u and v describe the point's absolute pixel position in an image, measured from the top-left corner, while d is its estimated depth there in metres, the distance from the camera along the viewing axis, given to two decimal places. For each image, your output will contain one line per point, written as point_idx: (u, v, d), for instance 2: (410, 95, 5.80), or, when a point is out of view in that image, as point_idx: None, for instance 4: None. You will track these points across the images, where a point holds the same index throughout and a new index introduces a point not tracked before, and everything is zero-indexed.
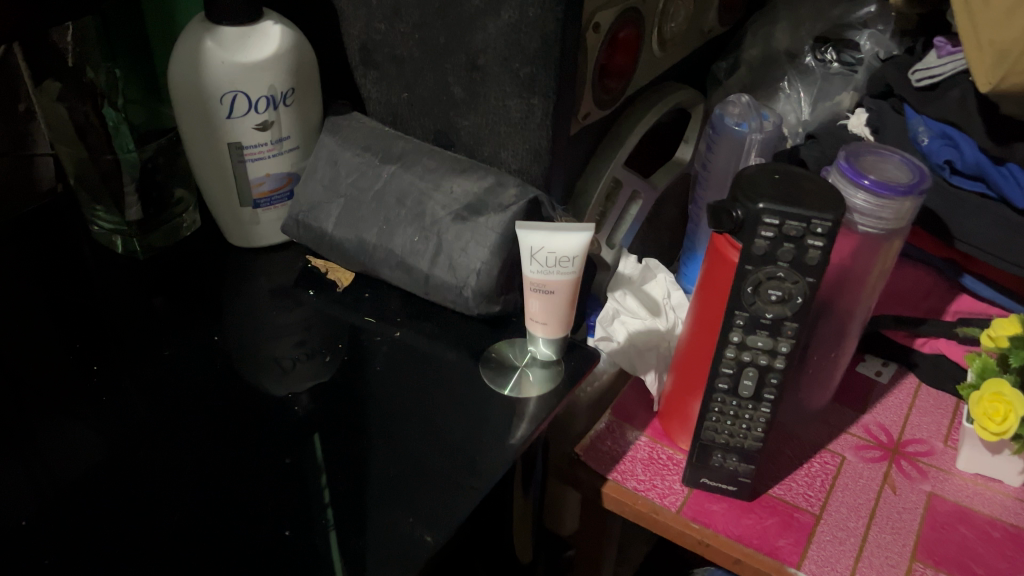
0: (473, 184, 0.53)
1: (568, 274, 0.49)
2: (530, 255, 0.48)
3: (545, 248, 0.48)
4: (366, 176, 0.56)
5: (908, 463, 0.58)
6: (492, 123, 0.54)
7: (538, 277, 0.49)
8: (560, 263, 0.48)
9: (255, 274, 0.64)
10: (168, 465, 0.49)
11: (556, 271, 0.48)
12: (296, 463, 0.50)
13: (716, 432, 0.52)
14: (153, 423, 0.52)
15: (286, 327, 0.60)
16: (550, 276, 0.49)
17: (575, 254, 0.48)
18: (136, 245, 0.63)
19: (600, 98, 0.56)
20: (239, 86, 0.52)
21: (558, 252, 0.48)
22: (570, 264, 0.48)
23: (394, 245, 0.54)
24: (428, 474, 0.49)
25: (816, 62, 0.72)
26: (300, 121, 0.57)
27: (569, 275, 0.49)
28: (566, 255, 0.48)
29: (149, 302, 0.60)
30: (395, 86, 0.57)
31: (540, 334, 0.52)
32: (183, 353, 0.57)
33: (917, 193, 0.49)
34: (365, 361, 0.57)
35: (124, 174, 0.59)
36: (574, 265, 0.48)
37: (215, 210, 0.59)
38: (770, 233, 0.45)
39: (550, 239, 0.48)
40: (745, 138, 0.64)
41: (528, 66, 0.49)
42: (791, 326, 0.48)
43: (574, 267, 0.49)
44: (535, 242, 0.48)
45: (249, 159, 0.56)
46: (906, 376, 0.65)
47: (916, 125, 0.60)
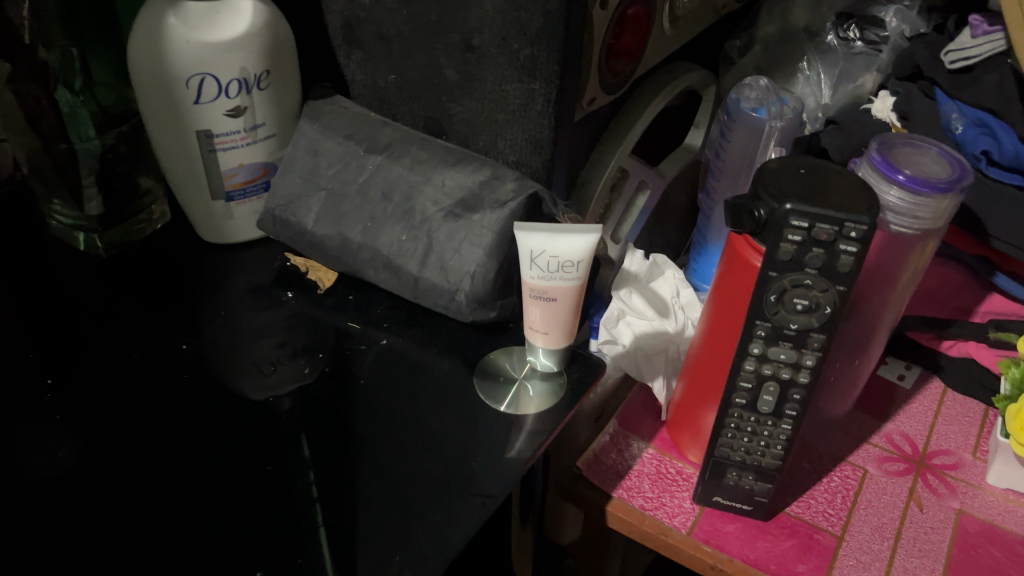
0: (466, 177, 0.48)
1: (572, 280, 0.44)
2: (529, 259, 0.44)
3: (546, 252, 0.43)
4: (349, 167, 0.51)
5: (934, 477, 0.54)
6: (489, 109, 0.49)
7: (538, 283, 0.44)
8: (563, 268, 0.44)
9: (231, 272, 0.59)
10: (128, 487, 0.44)
11: (559, 277, 0.44)
12: (272, 484, 0.45)
13: (731, 449, 0.48)
14: (113, 441, 0.47)
15: (264, 331, 0.55)
16: (552, 283, 0.44)
17: (580, 258, 0.44)
18: (98, 242, 0.58)
19: (607, 81, 0.51)
20: (206, 67, 0.47)
21: (561, 256, 0.43)
22: (574, 269, 0.44)
23: (379, 244, 0.49)
24: (417, 497, 0.45)
25: (838, 41, 0.67)
26: (275, 106, 0.52)
27: (573, 281, 0.44)
28: (570, 260, 0.43)
29: (113, 305, 0.55)
30: (381, 68, 0.52)
31: (542, 343, 0.48)
32: (148, 363, 0.52)
33: (958, 190, 0.44)
34: (349, 369, 0.52)
35: (82, 167, 0.54)
36: (578, 270, 0.44)
37: (185, 203, 0.54)
38: (798, 237, 0.40)
39: (552, 242, 0.43)
40: (763, 125, 0.59)
41: (529, 47, 0.44)
42: (817, 338, 0.43)
43: (579, 272, 0.44)
44: (536, 245, 0.43)
45: (221, 149, 0.51)
46: (931, 381, 0.61)
47: (950, 112, 0.56)
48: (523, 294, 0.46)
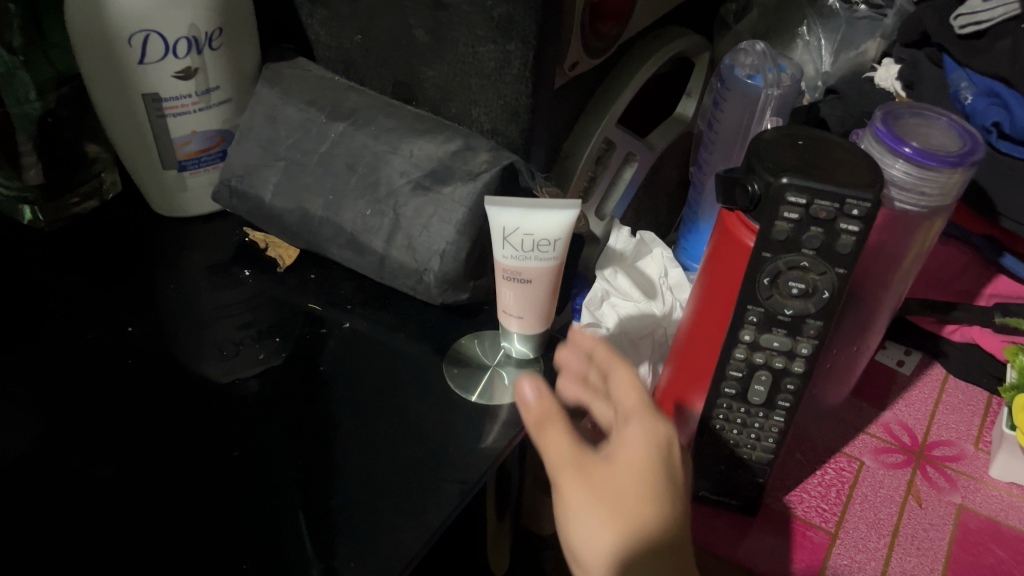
0: (436, 147, 0.45)
1: (548, 260, 0.41)
2: (502, 238, 0.41)
3: (521, 230, 0.40)
4: (310, 134, 0.47)
5: (934, 469, 0.51)
6: (462, 74, 0.45)
7: (511, 264, 0.41)
8: (538, 248, 0.41)
9: (189, 248, 0.55)
10: (66, 484, 0.41)
11: (535, 256, 0.41)
12: (220, 480, 0.42)
13: (719, 442, 0.45)
14: (50, 434, 0.44)
15: (222, 311, 0.52)
16: (526, 263, 0.41)
17: (558, 236, 0.40)
18: (39, 215, 0.54)
19: (591, 44, 0.47)
20: (151, 25, 0.43)
21: (536, 234, 0.40)
22: (550, 248, 0.41)
23: (343, 220, 0.46)
24: (380, 495, 0.41)
25: (841, 5, 0.63)
26: (230, 69, 0.48)
27: (548, 261, 0.41)
28: (546, 238, 0.40)
29: (60, 283, 0.52)
30: (347, 28, 0.48)
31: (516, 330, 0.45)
32: (92, 347, 0.48)
33: (969, 165, 0.41)
34: (311, 354, 0.49)
35: (20, 133, 0.50)
36: (554, 250, 0.41)
37: (136, 173, 0.51)
38: (795, 215, 0.37)
39: (527, 220, 0.40)
40: (759, 94, 0.55)
41: (504, 5, 0.40)
42: (814, 325, 0.40)
43: (555, 252, 0.41)
44: (509, 222, 0.40)
45: (171, 114, 0.47)
46: (931, 366, 0.58)
47: (958, 81, 0.52)
48: (495, 277, 0.43)
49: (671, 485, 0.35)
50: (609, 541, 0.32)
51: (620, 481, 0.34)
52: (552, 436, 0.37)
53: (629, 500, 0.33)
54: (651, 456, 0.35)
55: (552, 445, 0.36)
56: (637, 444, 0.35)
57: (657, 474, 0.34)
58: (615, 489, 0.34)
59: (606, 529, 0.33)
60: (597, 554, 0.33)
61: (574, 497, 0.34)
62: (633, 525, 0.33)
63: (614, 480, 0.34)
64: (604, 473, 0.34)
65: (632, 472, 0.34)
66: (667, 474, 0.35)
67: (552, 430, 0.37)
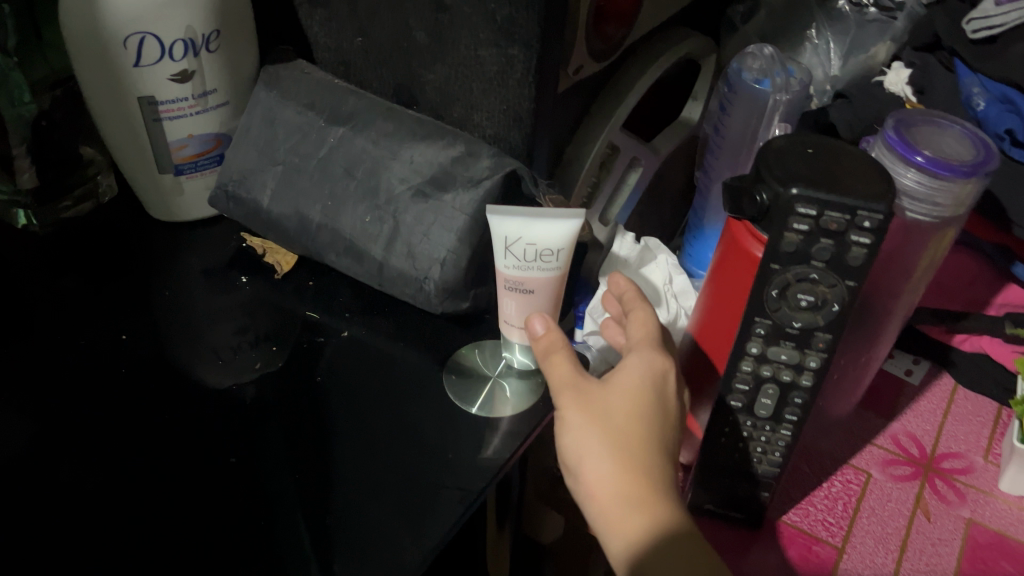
0: (437, 152, 0.44)
1: (551, 270, 0.41)
2: (504, 247, 0.40)
3: (522, 239, 0.40)
4: (308, 139, 0.46)
5: (943, 482, 0.50)
6: (463, 77, 0.44)
7: (514, 274, 0.41)
8: (541, 257, 0.40)
9: (186, 252, 0.54)
10: (55, 495, 0.40)
11: (538, 266, 0.41)
12: (214, 491, 0.41)
13: (724, 456, 0.44)
14: (40, 442, 0.43)
15: (218, 317, 0.51)
16: (528, 273, 0.41)
17: (562, 245, 0.40)
18: (32, 218, 0.53)
19: (595, 47, 0.46)
20: (146, 26, 0.42)
21: (539, 243, 0.40)
22: (553, 257, 0.40)
23: (341, 226, 0.45)
24: (377, 509, 0.40)
25: (850, 7, 0.62)
26: (228, 71, 0.47)
27: (551, 270, 0.41)
28: (548, 248, 0.40)
29: (52, 287, 0.51)
30: (347, 30, 0.47)
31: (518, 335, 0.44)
32: (86, 352, 0.47)
33: (982, 175, 0.40)
34: (308, 362, 0.48)
35: (13, 135, 0.49)
36: (557, 259, 0.41)
37: (132, 176, 0.50)
38: (805, 226, 0.36)
39: (529, 229, 0.39)
40: (767, 100, 0.54)
41: (506, 7, 0.39)
42: (823, 338, 0.39)
43: (559, 261, 0.41)
44: (511, 231, 0.39)
45: (167, 117, 0.47)
46: (940, 376, 0.57)
47: (971, 87, 0.52)
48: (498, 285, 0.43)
49: (663, 415, 0.37)
50: (599, 453, 0.35)
51: (612, 401, 0.36)
52: (556, 363, 0.39)
53: (619, 420, 0.35)
54: (645, 382, 0.37)
55: (556, 369, 0.38)
56: (633, 371, 0.37)
57: (648, 399, 0.36)
58: (607, 408, 0.36)
59: (597, 443, 0.35)
60: (588, 465, 0.35)
61: (571, 415, 0.36)
62: (621, 440, 0.35)
63: (606, 400, 0.36)
64: (598, 393, 0.36)
65: (625, 394, 0.36)
66: (659, 406, 0.36)
67: (556, 356, 0.39)
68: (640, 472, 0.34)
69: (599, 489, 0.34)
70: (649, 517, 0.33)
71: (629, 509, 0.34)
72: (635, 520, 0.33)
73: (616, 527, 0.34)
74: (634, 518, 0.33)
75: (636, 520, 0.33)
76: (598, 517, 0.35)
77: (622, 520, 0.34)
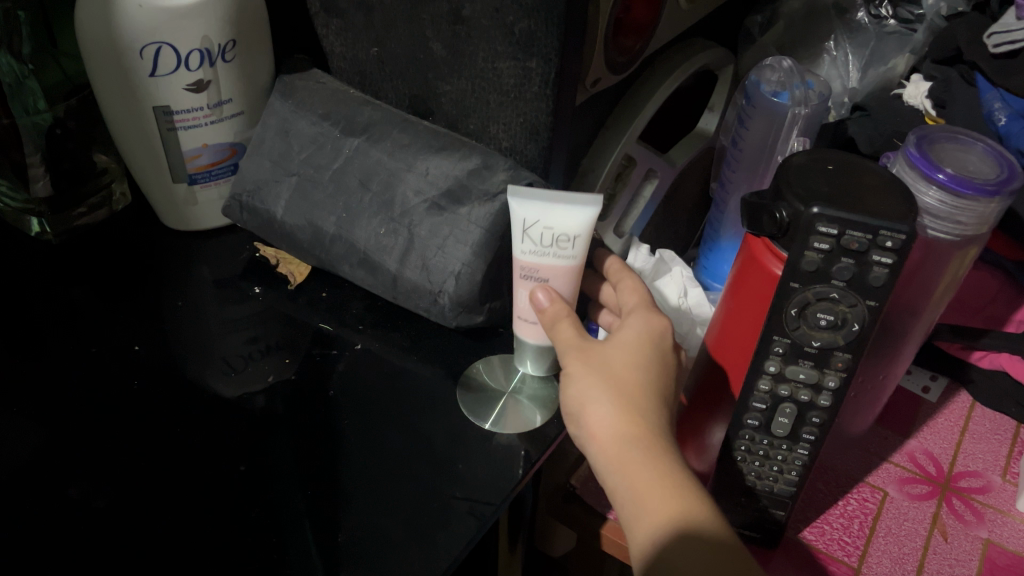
0: (453, 165, 0.44)
1: (567, 259, 0.40)
2: (521, 231, 0.40)
3: (540, 223, 0.40)
4: (323, 150, 0.46)
5: (960, 501, 0.49)
6: (480, 90, 0.44)
7: (529, 260, 0.41)
8: (557, 243, 0.40)
9: (199, 261, 0.54)
10: (63, 509, 0.40)
11: (555, 252, 0.40)
12: (226, 502, 0.41)
13: (740, 473, 0.43)
14: (50, 454, 0.42)
15: (230, 327, 0.51)
16: (544, 260, 0.41)
17: (579, 232, 0.40)
18: (47, 228, 0.53)
19: (613, 59, 0.46)
20: (162, 36, 0.42)
21: (555, 228, 0.40)
22: (570, 245, 0.40)
23: (356, 238, 0.45)
24: (391, 522, 0.40)
25: (870, 19, 0.61)
26: (243, 81, 0.47)
27: (567, 260, 0.41)
28: (565, 233, 0.40)
29: (66, 296, 0.51)
30: (362, 40, 0.47)
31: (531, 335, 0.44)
32: (98, 361, 0.47)
33: (1005, 194, 0.39)
34: (320, 374, 0.48)
35: (27, 143, 0.49)
36: (574, 248, 0.40)
37: (146, 185, 0.50)
38: (826, 246, 0.36)
39: (547, 213, 0.39)
40: (786, 113, 0.53)
41: (525, 20, 0.39)
42: (842, 358, 0.39)
43: (575, 251, 0.40)
44: (529, 214, 0.40)
45: (182, 127, 0.46)
46: (958, 394, 0.56)
47: (991, 102, 0.52)
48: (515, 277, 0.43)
49: (662, 364, 0.38)
50: (597, 400, 0.37)
51: (608, 354, 0.38)
52: (560, 329, 0.40)
53: (615, 368, 0.37)
54: (643, 338, 0.39)
55: (562, 333, 0.40)
56: (631, 330, 0.39)
57: (644, 350, 0.38)
58: (607, 363, 0.38)
59: (596, 393, 0.37)
60: (590, 411, 0.37)
61: (574, 369, 0.38)
62: (619, 385, 0.37)
63: (604, 354, 0.38)
64: (598, 352, 0.38)
65: (622, 347, 0.38)
66: (656, 355, 0.38)
67: (562, 322, 0.40)
68: (638, 413, 0.36)
69: (600, 432, 0.36)
70: (654, 461, 0.35)
71: (629, 448, 0.35)
72: (639, 463, 0.35)
73: (624, 471, 0.35)
74: (637, 460, 0.35)
75: (636, 457, 0.35)
76: (604, 464, 0.36)
77: (624, 459, 0.35)
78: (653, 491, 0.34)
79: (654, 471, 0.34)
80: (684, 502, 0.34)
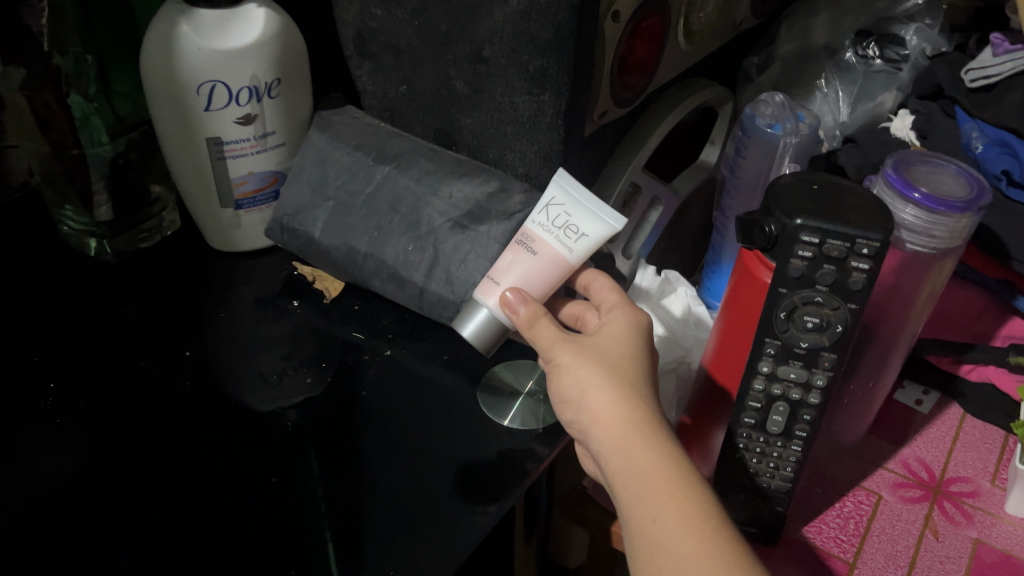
0: (474, 188, 0.49)
1: (563, 249, 0.45)
2: (545, 204, 0.46)
3: (564, 208, 0.45)
4: (356, 177, 0.52)
5: (951, 505, 0.52)
6: (498, 122, 0.49)
7: (534, 230, 0.46)
8: (565, 231, 0.45)
9: (241, 282, 0.59)
10: (124, 497, 0.44)
11: (559, 236, 0.45)
12: (267, 498, 0.45)
13: (738, 471, 0.47)
14: (111, 452, 0.47)
15: (268, 342, 0.55)
16: (545, 236, 0.46)
17: (590, 234, 0.45)
18: (106, 249, 0.58)
19: (619, 95, 0.50)
20: (217, 75, 0.47)
21: (573, 220, 0.45)
22: (573, 241, 0.45)
23: (386, 255, 0.50)
24: (416, 515, 0.44)
25: (857, 59, 0.66)
26: (286, 115, 0.52)
27: (562, 250, 0.45)
28: (578, 226, 0.45)
29: (120, 314, 0.55)
30: (392, 79, 0.52)
31: (490, 297, 0.46)
32: (152, 370, 0.52)
33: (976, 210, 0.43)
34: (351, 382, 0.52)
35: (93, 172, 0.55)
36: (574, 245, 0.45)
37: (195, 211, 0.55)
38: (808, 253, 0.40)
39: (575, 205, 0.45)
40: (778, 141, 0.58)
41: (539, 59, 0.44)
42: (828, 358, 0.42)
43: (573, 248, 0.45)
44: (561, 195, 0.45)
45: (230, 156, 0.52)
46: (950, 407, 0.59)
47: (970, 131, 0.55)
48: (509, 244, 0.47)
49: (649, 360, 0.41)
50: (600, 386, 0.38)
51: (605, 347, 0.41)
52: (541, 327, 0.43)
53: (614, 360, 0.40)
54: (630, 334, 0.42)
55: (542, 330, 0.43)
56: (618, 328, 0.42)
57: (635, 345, 0.41)
58: (603, 354, 0.40)
59: (597, 378, 0.39)
60: (591, 397, 0.38)
61: (566, 358, 0.41)
62: (619, 373, 0.39)
63: (600, 347, 0.41)
64: (592, 344, 0.41)
65: (617, 342, 0.41)
66: (644, 351, 0.41)
67: (540, 321, 0.43)
68: (639, 401, 0.38)
69: (603, 415, 0.38)
70: (667, 466, 0.36)
71: (636, 431, 0.37)
72: (651, 463, 0.36)
73: (637, 476, 0.36)
74: (643, 444, 0.36)
75: (643, 442, 0.36)
76: (609, 451, 0.37)
77: (632, 444, 0.37)
78: (657, 472, 0.35)
79: (663, 465, 0.36)
80: (685, 483, 0.35)
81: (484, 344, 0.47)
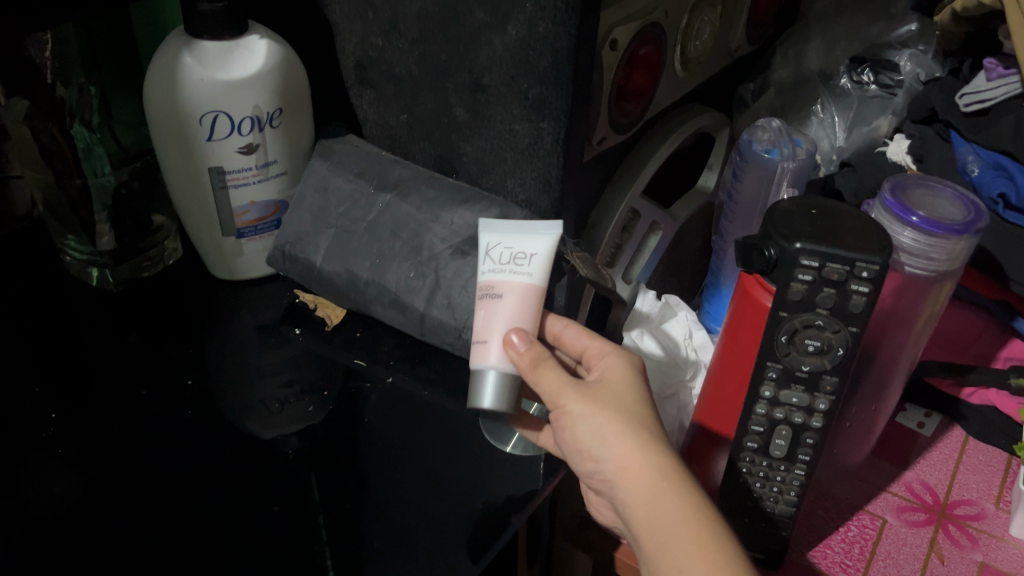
0: (475, 216, 0.50)
1: (524, 274, 0.46)
2: (485, 253, 0.47)
3: (501, 244, 0.47)
4: (359, 205, 0.52)
5: (956, 528, 0.52)
6: (498, 148, 0.49)
7: (489, 277, 0.46)
8: (515, 260, 0.46)
9: (242, 310, 0.59)
10: (124, 526, 0.44)
11: (513, 268, 0.46)
12: (268, 528, 0.44)
13: (742, 495, 0.47)
14: (111, 482, 0.46)
15: (268, 370, 0.55)
16: (502, 275, 0.46)
17: (538, 252, 0.46)
18: (110, 279, 0.58)
19: (617, 121, 0.51)
20: (220, 105, 0.48)
21: (514, 247, 0.46)
22: (527, 263, 0.46)
23: (387, 281, 0.51)
24: (419, 544, 0.44)
25: (852, 84, 0.68)
26: (288, 144, 0.53)
27: (523, 276, 0.46)
28: (522, 250, 0.46)
29: (121, 343, 0.55)
30: (393, 108, 0.53)
31: (491, 353, 0.44)
32: (154, 399, 0.52)
33: (974, 232, 0.43)
34: (354, 410, 0.52)
35: (96, 202, 0.55)
36: (531, 266, 0.46)
37: (197, 240, 0.56)
38: (809, 277, 0.40)
39: (508, 236, 0.47)
40: (777, 167, 0.58)
41: (538, 86, 0.44)
42: (830, 381, 0.42)
43: (531, 269, 0.46)
44: (493, 237, 0.47)
45: (232, 185, 0.52)
46: (952, 429, 0.59)
47: (965, 155, 0.56)
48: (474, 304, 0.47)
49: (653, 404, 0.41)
50: (619, 432, 0.38)
51: (618, 392, 0.40)
52: (546, 371, 0.41)
53: (629, 407, 0.39)
54: (632, 378, 0.42)
55: (545, 371, 0.41)
56: (619, 372, 0.42)
57: (640, 390, 0.41)
58: (616, 400, 0.40)
59: (615, 425, 0.38)
60: (609, 444, 0.38)
61: (580, 405, 0.39)
62: (633, 421, 0.39)
63: (610, 391, 0.40)
64: (601, 390, 0.40)
65: (625, 386, 0.41)
66: (648, 395, 0.41)
67: (544, 362, 0.42)
68: (657, 447, 0.38)
69: (628, 465, 0.37)
70: (689, 515, 0.35)
71: (662, 481, 0.36)
72: (677, 514, 0.36)
73: (661, 527, 0.36)
74: (667, 492, 0.36)
75: (666, 492, 0.36)
76: (634, 500, 0.37)
77: (659, 495, 0.36)
78: (677, 523, 0.35)
79: (686, 515, 0.35)
80: (707, 534, 0.35)
81: (506, 404, 0.44)
